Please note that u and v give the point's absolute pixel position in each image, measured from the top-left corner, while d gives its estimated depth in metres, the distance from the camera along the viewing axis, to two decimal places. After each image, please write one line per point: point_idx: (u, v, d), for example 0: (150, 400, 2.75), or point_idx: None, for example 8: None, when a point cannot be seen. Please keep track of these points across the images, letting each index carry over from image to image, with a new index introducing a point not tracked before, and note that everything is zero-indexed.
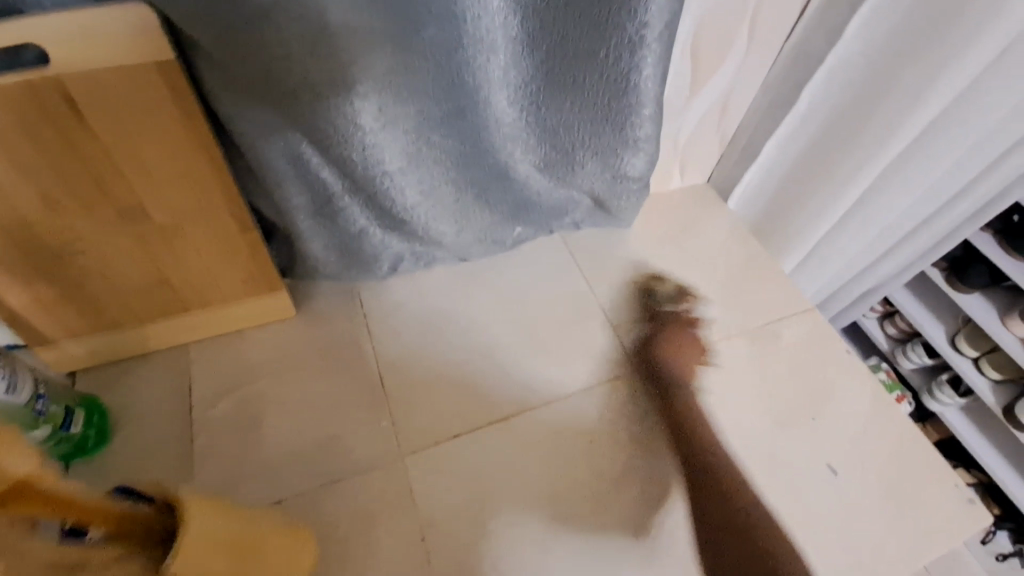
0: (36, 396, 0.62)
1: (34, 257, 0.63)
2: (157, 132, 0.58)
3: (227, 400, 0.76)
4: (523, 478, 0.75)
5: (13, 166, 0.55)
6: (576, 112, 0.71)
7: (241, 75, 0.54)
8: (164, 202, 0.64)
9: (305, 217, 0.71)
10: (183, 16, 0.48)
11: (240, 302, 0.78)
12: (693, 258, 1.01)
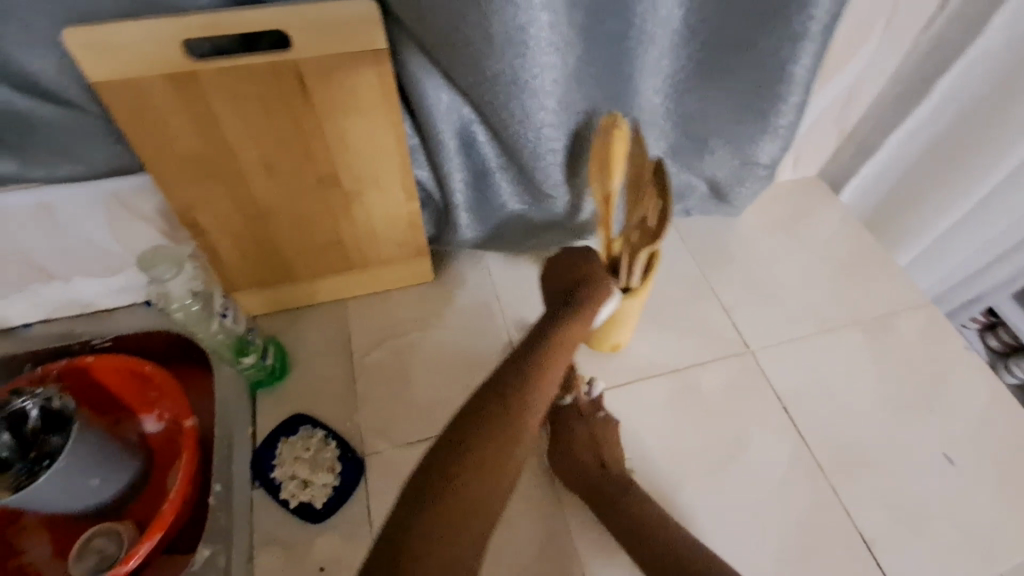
0: (249, 328, 0.77)
1: (246, 213, 0.75)
2: (359, 109, 0.68)
3: (381, 348, 0.87)
4: (642, 438, 0.81)
5: (249, 134, 0.67)
6: (720, 99, 0.75)
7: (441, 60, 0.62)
8: (353, 169, 0.75)
9: (462, 190, 0.80)
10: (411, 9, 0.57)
11: (392, 262, 0.89)
12: (804, 248, 1.03)
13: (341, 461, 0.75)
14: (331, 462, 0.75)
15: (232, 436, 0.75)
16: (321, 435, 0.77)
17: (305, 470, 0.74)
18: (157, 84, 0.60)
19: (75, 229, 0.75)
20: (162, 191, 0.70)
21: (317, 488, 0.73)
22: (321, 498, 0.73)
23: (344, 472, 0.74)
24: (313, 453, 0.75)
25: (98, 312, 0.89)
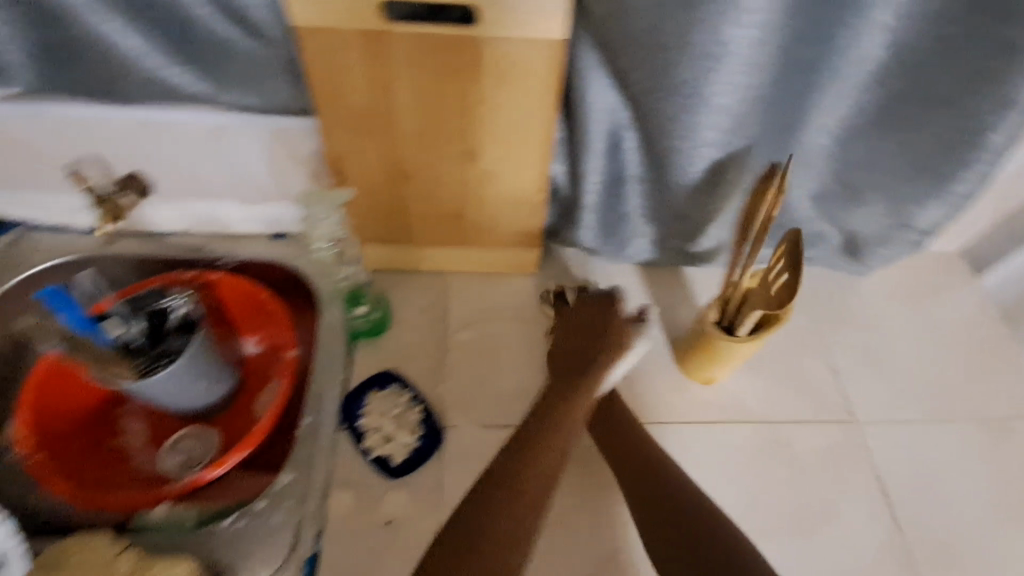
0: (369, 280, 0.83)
1: (389, 172, 0.78)
2: (522, 94, 0.70)
3: (475, 327, 0.89)
4: (721, 480, 0.78)
5: (415, 99, 0.70)
6: (892, 153, 0.71)
7: (622, 61, 0.62)
8: (497, 151, 0.76)
9: (595, 194, 0.79)
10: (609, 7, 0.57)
11: (503, 247, 0.90)
12: (932, 325, 0.94)
13: (423, 426, 0.78)
14: (414, 423, 0.78)
15: (324, 378, 0.79)
16: (409, 396, 0.80)
17: (389, 425, 0.77)
18: (351, 36, 0.64)
19: (239, 154, 0.81)
20: (324, 135, 0.74)
21: (397, 445, 0.77)
22: (400, 455, 0.76)
23: (424, 437, 0.77)
24: (400, 411, 0.78)
25: (230, 233, 0.93)
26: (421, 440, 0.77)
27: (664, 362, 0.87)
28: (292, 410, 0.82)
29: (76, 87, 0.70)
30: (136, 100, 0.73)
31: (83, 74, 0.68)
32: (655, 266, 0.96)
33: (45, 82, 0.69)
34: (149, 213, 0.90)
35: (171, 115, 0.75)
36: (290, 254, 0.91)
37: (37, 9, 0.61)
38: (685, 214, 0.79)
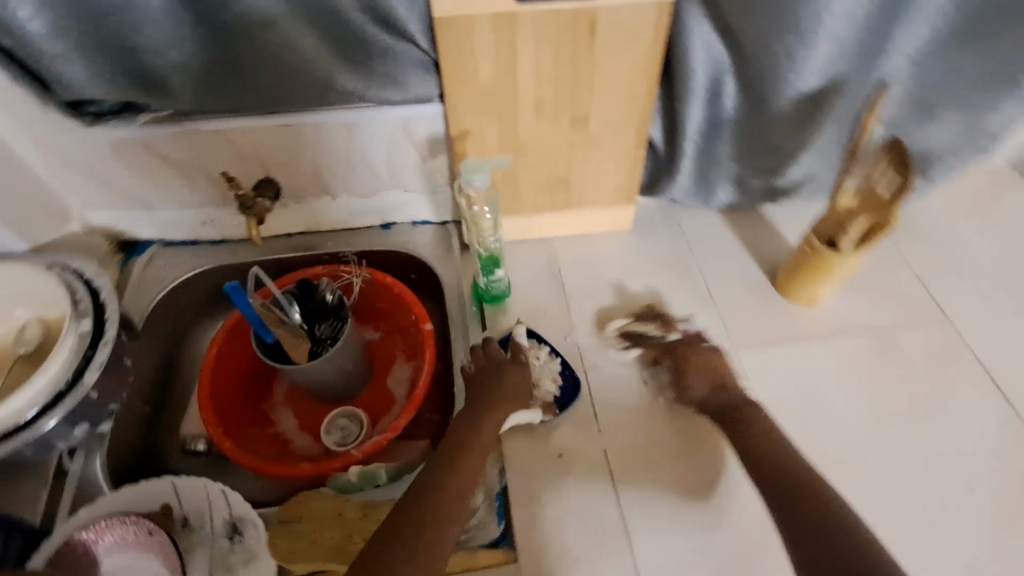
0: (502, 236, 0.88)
1: (505, 146, 0.86)
2: (630, 58, 0.77)
3: (588, 282, 0.97)
4: (841, 386, 0.86)
5: (533, 73, 0.77)
6: (967, 66, 0.78)
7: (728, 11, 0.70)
8: (603, 114, 0.84)
9: (693, 143, 0.87)
10: None
11: (603, 206, 0.98)
12: (1000, 228, 1.02)
13: (563, 376, 0.86)
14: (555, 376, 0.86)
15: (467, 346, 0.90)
16: (548, 351, 0.87)
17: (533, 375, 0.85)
18: (484, 21, 0.71)
19: (365, 148, 0.87)
20: (450, 119, 0.81)
21: (541, 395, 0.84)
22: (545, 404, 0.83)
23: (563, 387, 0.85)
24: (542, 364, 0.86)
25: (343, 229, 1.03)
26: (560, 392, 0.84)
27: (763, 291, 0.95)
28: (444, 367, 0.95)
29: (226, 100, 0.74)
30: (276, 109, 0.79)
31: (235, 88, 0.73)
32: (736, 209, 1.04)
33: (198, 100, 0.73)
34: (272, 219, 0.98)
35: (307, 119, 0.81)
36: (401, 241, 1.02)
37: (206, 30, 0.66)
38: (775, 150, 0.87)
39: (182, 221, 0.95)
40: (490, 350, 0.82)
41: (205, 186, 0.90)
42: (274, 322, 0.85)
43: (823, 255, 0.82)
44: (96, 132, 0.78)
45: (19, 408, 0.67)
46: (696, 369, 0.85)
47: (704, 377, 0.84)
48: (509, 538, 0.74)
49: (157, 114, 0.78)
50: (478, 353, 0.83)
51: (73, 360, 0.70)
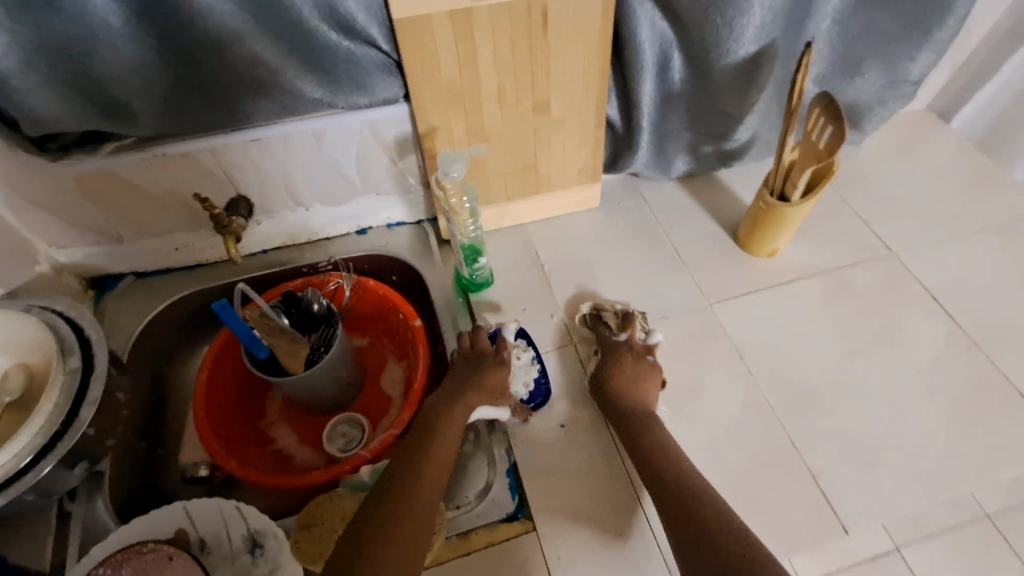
0: (474, 221, 0.91)
1: (473, 138, 0.89)
2: (582, 41, 0.81)
3: (565, 261, 1.01)
4: (808, 326, 0.93)
5: (493, 63, 0.80)
6: (883, 20, 0.86)
7: None
8: (562, 97, 0.88)
9: (649, 116, 0.91)
10: None
11: (570, 187, 1.02)
12: (926, 168, 1.12)
13: (536, 383, 0.85)
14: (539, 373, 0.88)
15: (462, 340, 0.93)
16: (531, 354, 0.88)
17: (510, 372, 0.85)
18: (440, 18, 0.73)
19: (335, 154, 0.88)
20: (418, 116, 0.84)
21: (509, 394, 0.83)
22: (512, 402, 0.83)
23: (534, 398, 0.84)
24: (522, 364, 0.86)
25: (318, 239, 1.03)
26: (528, 394, 0.84)
27: (729, 249, 1.01)
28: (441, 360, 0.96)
29: (191, 120, 0.74)
30: (242, 125, 0.79)
31: (202, 107, 0.73)
32: (694, 176, 1.10)
33: (163, 122, 0.73)
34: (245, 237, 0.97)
35: (274, 131, 0.82)
36: (379, 243, 1.03)
37: (167, 51, 0.66)
38: (725, 115, 0.93)
39: (155, 249, 0.93)
40: (477, 340, 0.85)
41: (175, 211, 0.89)
42: (274, 334, 0.79)
43: (776, 209, 0.88)
44: (60, 166, 0.77)
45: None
46: (622, 387, 0.81)
47: (629, 395, 0.80)
48: (526, 511, 0.76)
49: (121, 142, 0.78)
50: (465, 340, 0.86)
51: (65, 398, 0.68)
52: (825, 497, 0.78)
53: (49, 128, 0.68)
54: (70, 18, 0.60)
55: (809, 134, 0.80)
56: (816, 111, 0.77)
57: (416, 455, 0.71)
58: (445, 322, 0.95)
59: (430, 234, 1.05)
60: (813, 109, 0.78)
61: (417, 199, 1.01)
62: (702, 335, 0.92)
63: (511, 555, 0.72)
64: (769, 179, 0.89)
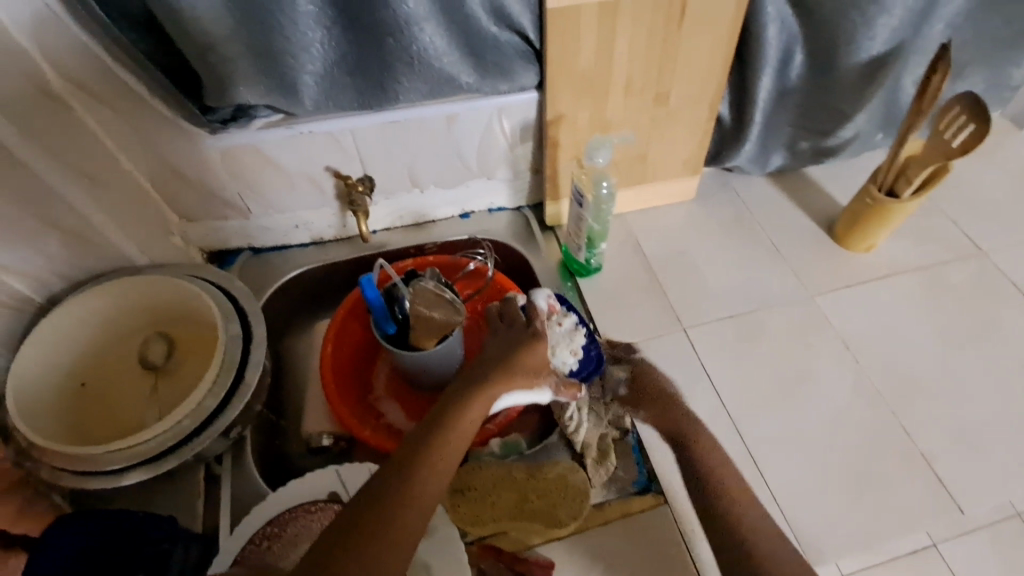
0: (607, 201, 0.85)
1: (594, 125, 0.91)
2: (713, 35, 0.84)
3: (666, 249, 1.04)
4: (906, 318, 0.96)
5: (628, 54, 0.83)
6: (992, 25, 0.90)
7: None
8: (683, 89, 0.90)
9: (761, 111, 0.95)
10: None
11: (672, 178, 1.05)
12: (1008, 170, 1.16)
13: (585, 350, 0.88)
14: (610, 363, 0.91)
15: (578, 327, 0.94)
16: (572, 320, 0.88)
17: (552, 341, 0.85)
18: (591, 9, 0.76)
19: (460, 138, 0.91)
20: (549, 104, 0.86)
21: (553, 362, 0.85)
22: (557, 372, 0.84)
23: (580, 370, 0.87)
24: (565, 333, 0.85)
25: (423, 222, 1.05)
26: (578, 364, 0.86)
27: (825, 244, 1.05)
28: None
29: (349, 100, 0.76)
30: (386, 106, 0.81)
31: (360, 87, 0.75)
32: (784, 173, 1.13)
33: (323, 101, 0.75)
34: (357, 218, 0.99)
35: (413, 114, 0.84)
36: (482, 228, 1.05)
37: (346, 31, 0.68)
38: (832, 112, 0.97)
39: (275, 226, 0.95)
40: (509, 310, 0.76)
41: (301, 188, 0.91)
42: (430, 304, 0.80)
43: (882, 204, 0.92)
44: (210, 140, 0.78)
45: (177, 422, 0.66)
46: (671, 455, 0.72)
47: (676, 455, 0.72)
48: (656, 484, 0.79)
49: (269, 119, 0.79)
50: (496, 312, 0.77)
51: (230, 362, 0.71)
52: (938, 477, 0.83)
53: (224, 101, 0.70)
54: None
55: (936, 132, 0.84)
56: (958, 108, 0.81)
57: (429, 446, 0.57)
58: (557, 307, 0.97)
59: (533, 219, 1.07)
60: (953, 107, 0.82)
61: (524, 186, 1.04)
62: (806, 325, 0.95)
63: (648, 526, 0.75)
64: (876, 171, 0.93)
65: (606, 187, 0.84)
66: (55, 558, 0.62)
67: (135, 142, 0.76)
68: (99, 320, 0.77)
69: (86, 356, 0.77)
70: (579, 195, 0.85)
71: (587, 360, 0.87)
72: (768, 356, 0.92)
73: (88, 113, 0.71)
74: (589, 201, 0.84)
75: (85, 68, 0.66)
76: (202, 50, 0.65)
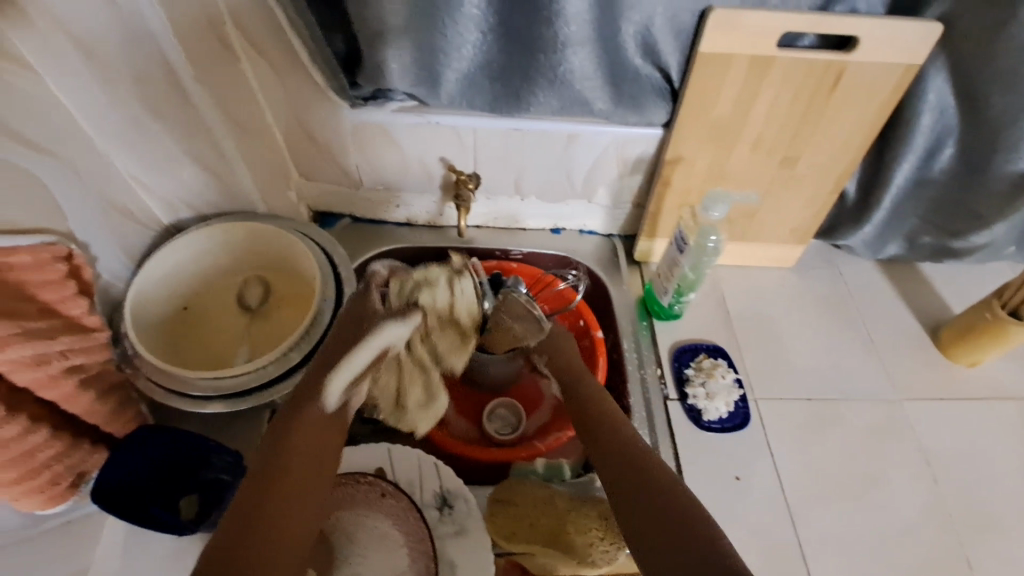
0: (713, 248, 0.81)
1: (711, 173, 0.89)
2: (861, 110, 0.80)
3: (753, 311, 1.00)
4: (1002, 449, 0.89)
5: (767, 111, 0.81)
6: None
7: (975, 72, 0.75)
8: (813, 156, 0.87)
9: (893, 195, 0.90)
10: (981, 23, 0.71)
11: (777, 244, 1.01)
12: None
13: (735, 405, 0.88)
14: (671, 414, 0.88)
15: (644, 367, 0.92)
16: (734, 376, 0.90)
17: (712, 389, 0.88)
18: (742, 60, 0.75)
19: (574, 158, 0.92)
20: (672, 144, 0.85)
21: (708, 406, 0.87)
22: (707, 415, 0.87)
23: (726, 420, 0.87)
24: (726, 386, 0.88)
25: (514, 228, 1.07)
26: (726, 418, 0.87)
27: (925, 348, 0.98)
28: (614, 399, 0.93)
29: (483, 102, 0.79)
30: (514, 114, 0.83)
31: (496, 93, 0.78)
32: (895, 262, 1.07)
33: (459, 97, 0.78)
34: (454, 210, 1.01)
35: (536, 126, 0.85)
36: (570, 247, 1.05)
37: (501, 39, 0.71)
38: (969, 212, 0.90)
39: (379, 201, 0.99)
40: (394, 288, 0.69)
41: (413, 172, 0.94)
42: (515, 316, 0.81)
43: (1004, 324, 0.87)
44: (348, 112, 0.82)
45: (263, 366, 0.70)
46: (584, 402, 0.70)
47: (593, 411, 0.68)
48: None
49: (403, 104, 0.83)
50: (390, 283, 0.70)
51: (320, 321, 0.75)
52: None
53: (373, 84, 0.73)
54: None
55: None
56: None
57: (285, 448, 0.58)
58: (628, 345, 0.94)
59: (621, 249, 1.06)
60: None
61: (622, 216, 1.03)
62: (887, 427, 0.89)
63: None
64: (1004, 287, 0.87)
65: (714, 239, 0.80)
66: (129, 460, 0.68)
67: (282, 99, 0.81)
68: (208, 255, 0.83)
69: (191, 285, 0.83)
70: (681, 239, 0.83)
71: (735, 417, 0.87)
72: (839, 449, 0.87)
73: (250, 66, 0.76)
74: (691, 247, 0.82)
75: (262, 25, 0.71)
76: (371, 31, 0.67)
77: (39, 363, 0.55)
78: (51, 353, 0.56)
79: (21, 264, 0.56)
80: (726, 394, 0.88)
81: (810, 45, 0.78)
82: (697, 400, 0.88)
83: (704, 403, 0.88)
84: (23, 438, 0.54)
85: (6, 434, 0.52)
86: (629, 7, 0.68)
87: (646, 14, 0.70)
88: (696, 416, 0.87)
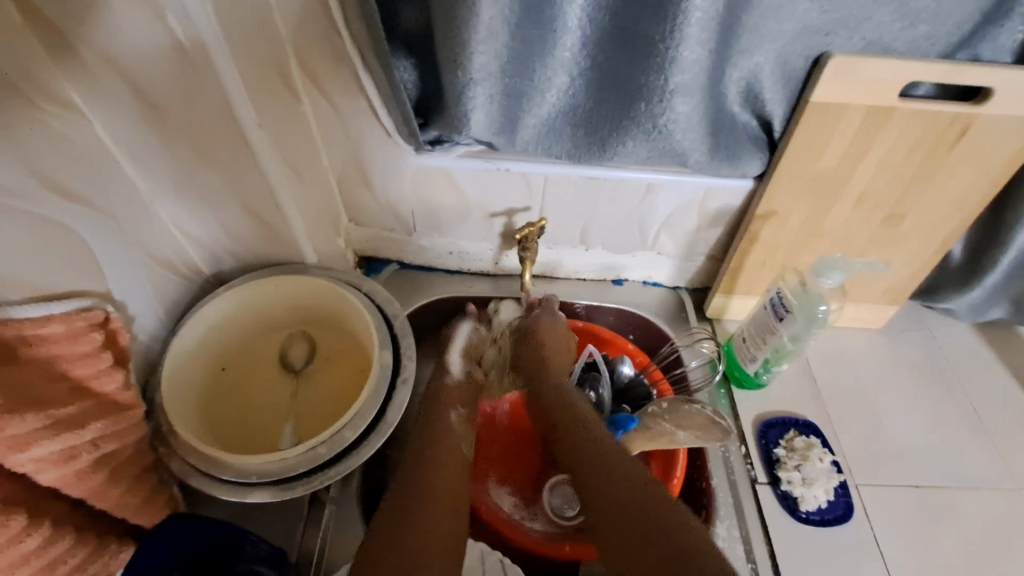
0: (819, 318, 0.74)
1: (805, 229, 0.81)
2: (982, 167, 0.72)
3: (841, 380, 0.90)
4: None
5: (877, 165, 0.72)
6: None
7: None
8: (920, 214, 0.78)
9: (1013, 256, 0.81)
10: None
11: (865, 304, 0.91)
12: None
13: (835, 493, 0.78)
14: (762, 502, 0.77)
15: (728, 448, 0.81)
16: (831, 460, 0.80)
17: (811, 474, 0.78)
18: (856, 112, 0.67)
19: (651, 209, 0.83)
20: (765, 199, 0.77)
21: (807, 494, 0.77)
22: (807, 504, 0.77)
23: (828, 512, 0.77)
24: (825, 470, 0.78)
25: (572, 278, 0.97)
26: (826, 507, 0.77)
27: None
28: (693, 478, 0.83)
29: (562, 149, 0.71)
30: (592, 163, 0.75)
31: (579, 140, 0.70)
32: (995, 324, 0.97)
33: (534, 143, 0.71)
34: (510, 259, 0.92)
35: (615, 175, 0.77)
36: (634, 301, 0.96)
37: (593, 84, 0.65)
38: None
39: (431, 248, 0.91)
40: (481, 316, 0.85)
41: (471, 220, 0.86)
42: (678, 421, 0.74)
43: None
44: (410, 156, 0.75)
45: (314, 448, 0.62)
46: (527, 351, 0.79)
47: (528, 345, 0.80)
48: None
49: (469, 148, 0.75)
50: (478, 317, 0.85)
51: (378, 394, 0.67)
52: None
53: (448, 131, 0.66)
54: (546, 36, 0.59)
55: None
56: None
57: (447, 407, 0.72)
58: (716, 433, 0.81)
59: (690, 304, 0.96)
60: None
61: (692, 268, 0.94)
62: (1009, 525, 0.78)
63: None
64: None
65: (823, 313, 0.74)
66: (161, 551, 0.59)
67: (340, 141, 0.74)
68: (251, 309, 0.75)
69: (231, 343, 0.75)
70: (783, 306, 0.75)
71: (837, 508, 0.77)
72: (955, 549, 0.76)
73: (308, 105, 0.70)
74: (792, 315, 0.74)
75: (325, 62, 0.65)
76: (455, 77, 0.59)
77: (67, 460, 0.48)
78: (78, 446, 0.49)
79: (55, 336, 0.50)
80: (825, 480, 0.78)
81: (928, 95, 0.69)
82: (793, 487, 0.78)
83: (801, 490, 0.78)
84: (47, 548, 0.47)
85: (29, 547, 0.45)
86: (740, 52, 0.61)
87: (756, 60, 0.62)
88: (792, 505, 0.77)
